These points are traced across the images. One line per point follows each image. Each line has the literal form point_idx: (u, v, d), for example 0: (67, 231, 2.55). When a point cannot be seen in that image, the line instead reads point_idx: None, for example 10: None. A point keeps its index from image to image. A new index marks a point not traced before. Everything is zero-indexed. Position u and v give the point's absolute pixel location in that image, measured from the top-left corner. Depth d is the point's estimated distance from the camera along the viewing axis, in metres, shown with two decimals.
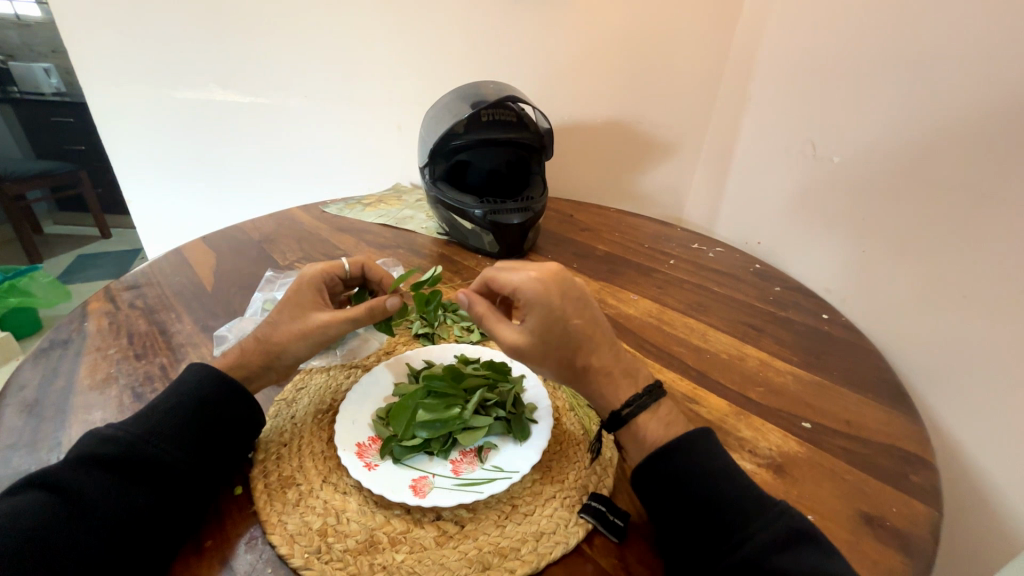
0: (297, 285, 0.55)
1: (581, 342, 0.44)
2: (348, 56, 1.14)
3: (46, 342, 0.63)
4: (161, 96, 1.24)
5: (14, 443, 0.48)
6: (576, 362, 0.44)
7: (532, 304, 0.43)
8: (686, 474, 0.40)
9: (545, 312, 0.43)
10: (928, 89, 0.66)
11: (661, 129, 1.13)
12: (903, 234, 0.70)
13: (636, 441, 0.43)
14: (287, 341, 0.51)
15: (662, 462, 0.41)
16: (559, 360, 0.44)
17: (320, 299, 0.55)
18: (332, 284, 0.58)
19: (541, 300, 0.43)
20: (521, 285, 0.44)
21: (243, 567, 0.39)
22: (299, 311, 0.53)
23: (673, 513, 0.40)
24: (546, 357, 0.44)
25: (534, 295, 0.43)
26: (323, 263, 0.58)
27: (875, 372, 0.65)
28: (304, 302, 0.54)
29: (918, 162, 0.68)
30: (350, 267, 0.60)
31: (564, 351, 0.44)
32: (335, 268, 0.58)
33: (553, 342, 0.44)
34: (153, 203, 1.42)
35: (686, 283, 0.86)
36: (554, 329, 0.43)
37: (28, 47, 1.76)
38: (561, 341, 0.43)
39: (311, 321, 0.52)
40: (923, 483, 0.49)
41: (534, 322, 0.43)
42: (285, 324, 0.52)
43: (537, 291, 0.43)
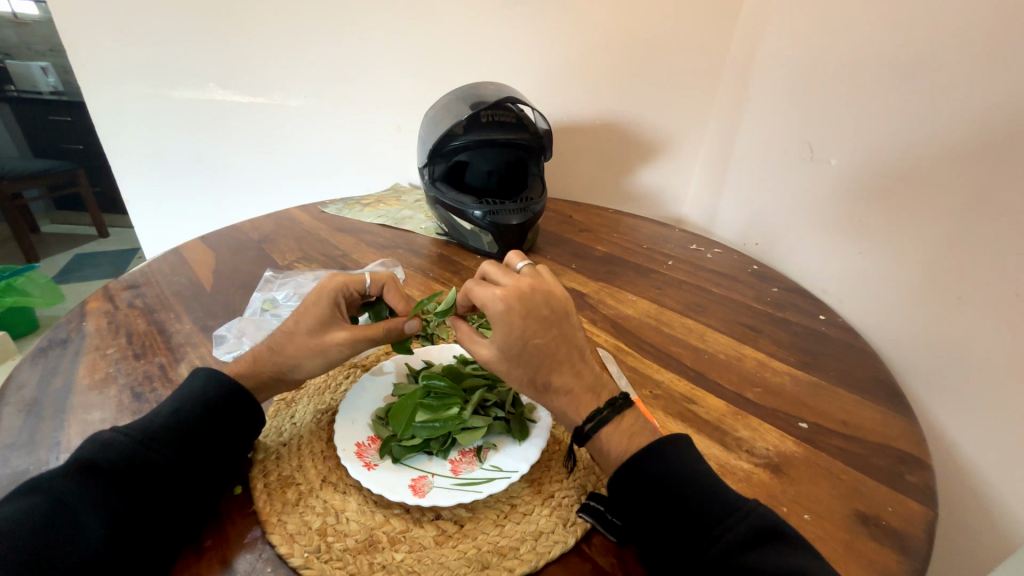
0: (315, 295, 0.52)
1: (543, 360, 0.44)
2: (348, 56, 1.14)
3: (45, 342, 0.63)
4: (159, 95, 1.24)
5: (14, 443, 0.48)
6: (537, 381, 0.45)
7: (496, 322, 0.44)
8: (648, 480, 0.40)
9: (505, 332, 0.44)
10: (922, 93, 0.67)
11: (660, 130, 1.13)
12: (901, 234, 0.71)
13: (602, 454, 0.43)
14: (300, 355, 0.51)
15: (637, 467, 0.41)
16: (521, 378, 0.45)
17: (338, 317, 0.52)
18: (351, 298, 0.54)
19: (502, 321, 0.44)
20: (487, 304, 0.45)
21: (244, 566, 0.39)
22: (316, 327, 0.51)
23: (647, 516, 0.40)
24: (511, 375, 0.45)
25: (498, 316, 0.44)
26: (342, 275, 0.54)
27: (872, 373, 0.66)
28: (320, 320, 0.51)
29: (913, 166, 0.68)
30: (371, 283, 0.55)
31: (527, 369, 0.44)
32: (355, 282, 0.54)
33: (515, 361, 0.44)
34: (151, 202, 1.41)
35: (684, 283, 0.87)
36: (513, 348, 0.44)
37: (24, 45, 1.75)
38: (524, 360, 0.44)
39: (329, 339, 0.50)
40: (918, 483, 0.50)
41: (496, 342, 0.45)
42: (301, 338, 0.51)
43: (500, 311, 0.44)
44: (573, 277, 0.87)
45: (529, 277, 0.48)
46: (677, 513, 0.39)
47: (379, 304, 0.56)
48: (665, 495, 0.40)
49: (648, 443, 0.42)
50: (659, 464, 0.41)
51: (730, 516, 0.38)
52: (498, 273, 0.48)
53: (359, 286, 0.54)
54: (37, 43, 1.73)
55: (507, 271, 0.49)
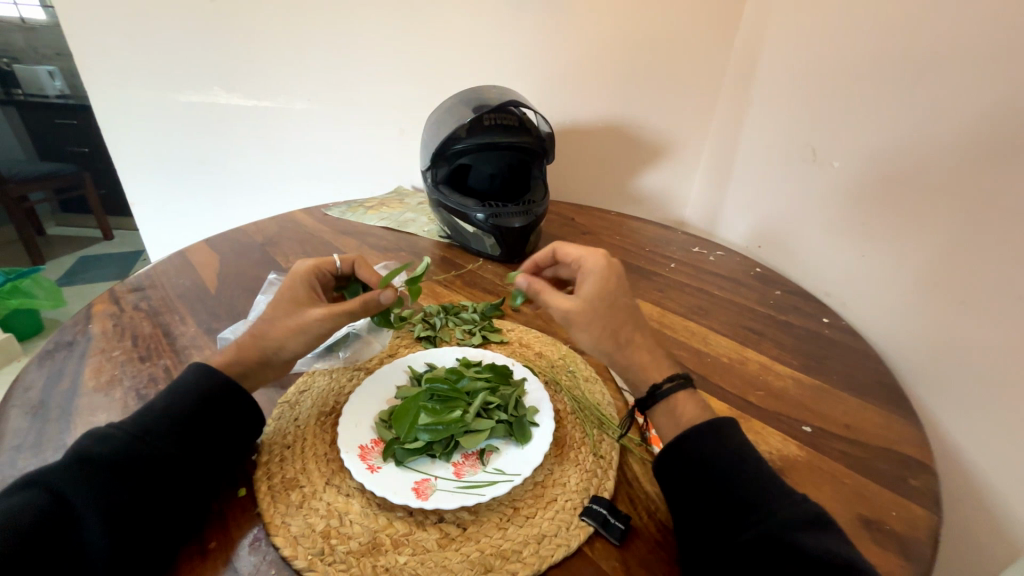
0: (289, 281, 0.56)
1: (623, 317, 0.48)
2: (352, 60, 1.15)
3: (52, 344, 0.64)
4: (165, 99, 1.25)
5: (21, 445, 0.49)
6: (620, 334, 0.48)
7: (595, 274, 0.50)
8: (703, 458, 0.43)
9: (606, 282, 0.49)
10: (925, 96, 0.67)
11: (662, 134, 1.13)
12: (904, 237, 0.70)
13: (670, 418, 0.47)
14: (283, 337, 0.52)
15: (694, 437, 0.44)
16: (603, 328, 0.48)
17: (315, 296, 0.56)
18: (322, 280, 0.59)
19: (603, 272, 0.50)
20: (587, 260, 0.51)
21: (247, 567, 0.40)
22: (293, 307, 0.54)
23: (702, 488, 0.41)
24: (592, 322, 0.48)
25: (599, 267, 0.50)
26: (313, 261, 0.58)
27: (875, 376, 0.66)
28: (298, 300, 0.54)
29: (915, 169, 0.69)
30: (341, 263, 0.60)
31: (610, 322, 0.48)
32: (326, 264, 0.59)
33: (607, 309, 0.48)
34: (156, 205, 1.42)
35: (687, 286, 0.87)
36: (607, 299, 0.48)
37: (31, 49, 1.77)
38: (613, 312, 0.48)
39: (308, 315, 0.52)
40: (923, 488, 0.49)
41: (593, 288, 0.49)
42: (281, 320, 0.53)
43: (601, 265, 0.50)
44: None
45: None
46: (727, 492, 0.41)
47: (353, 281, 0.62)
48: (717, 472, 0.42)
49: (710, 418, 0.45)
50: (714, 440, 0.43)
51: (778, 499, 0.39)
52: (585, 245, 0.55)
53: (330, 266, 0.59)
54: (43, 48, 1.75)
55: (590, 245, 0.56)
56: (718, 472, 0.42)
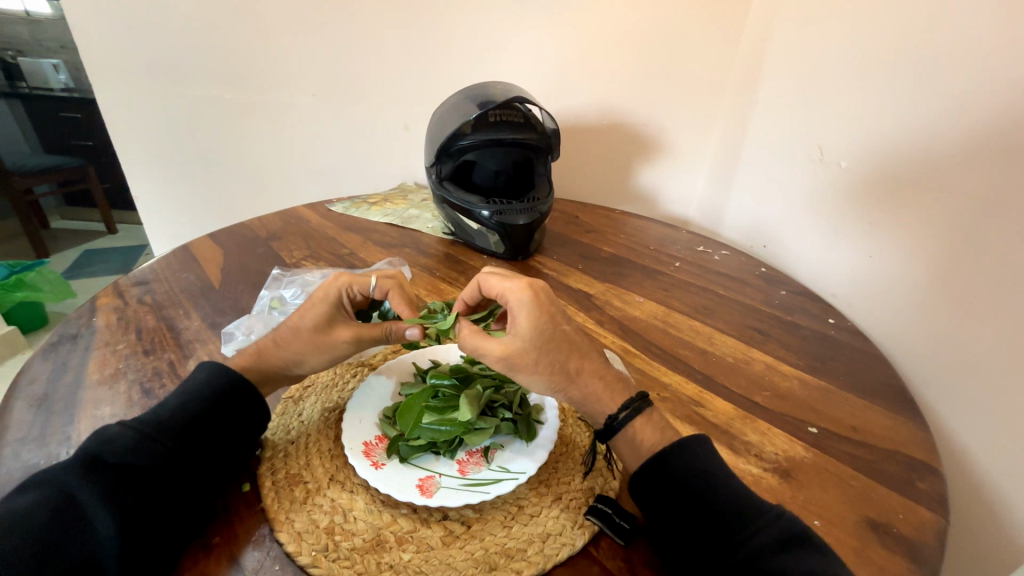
0: (321, 293, 0.53)
1: (566, 348, 0.46)
2: (354, 54, 1.15)
3: (56, 337, 0.64)
4: (167, 92, 1.25)
5: (25, 437, 0.49)
6: (569, 365, 0.46)
7: (522, 307, 0.47)
8: (675, 482, 0.41)
9: (535, 315, 0.47)
10: (932, 95, 0.66)
11: (666, 131, 1.12)
12: (911, 238, 0.70)
13: (632, 447, 0.44)
14: (305, 351, 0.52)
15: (666, 461, 0.42)
16: (549, 366, 0.46)
17: (342, 316, 0.53)
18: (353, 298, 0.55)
19: (531, 303, 0.47)
20: (511, 294, 0.49)
21: (252, 563, 0.39)
22: (320, 325, 0.52)
23: (679, 513, 0.40)
24: (538, 361, 0.46)
25: (525, 297, 0.48)
26: (349, 275, 0.54)
27: (882, 377, 0.65)
28: (324, 317, 0.52)
29: (924, 171, 0.68)
30: (377, 287, 0.55)
31: (556, 355, 0.46)
32: (360, 284, 0.54)
33: (548, 345, 0.46)
34: (157, 198, 1.42)
35: (691, 285, 0.86)
36: (545, 332, 0.46)
37: (37, 42, 1.85)
38: (555, 344, 0.46)
39: (334, 337, 0.52)
40: (930, 491, 0.49)
41: (525, 326, 0.46)
42: (305, 332, 0.52)
43: (526, 297, 0.48)
44: (579, 278, 0.87)
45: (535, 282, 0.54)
46: (701, 516, 0.39)
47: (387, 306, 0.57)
48: (689, 497, 0.40)
49: (680, 437, 0.44)
50: (683, 462, 0.42)
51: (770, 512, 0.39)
52: (507, 274, 0.53)
53: (364, 288, 0.54)
54: (49, 40, 1.83)
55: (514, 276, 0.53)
56: (693, 493, 0.40)
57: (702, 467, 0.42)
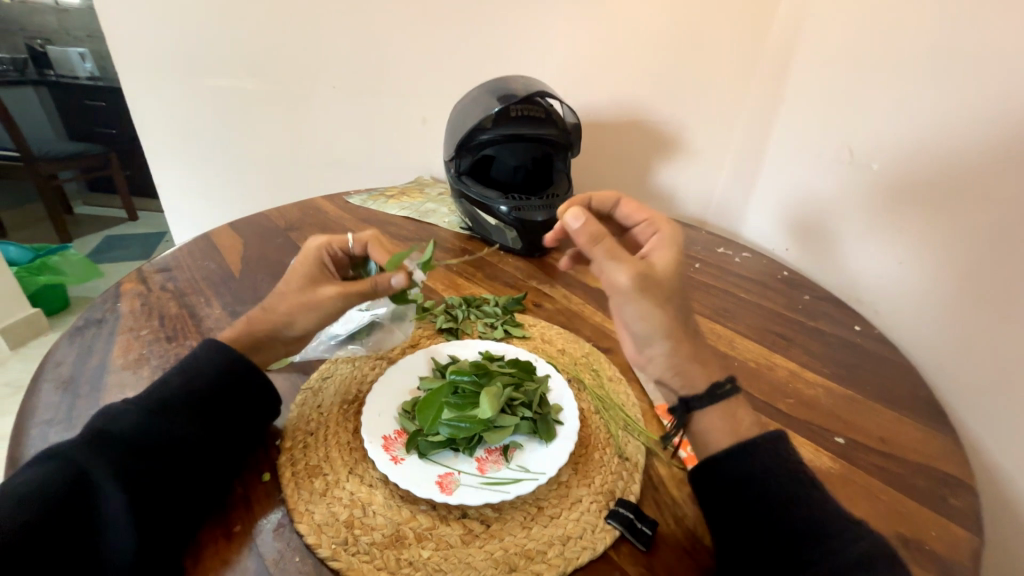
0: (302, 255, 0.54)
1: (685, 301, 0.47)
2: (375, 46, 1.15)
3: (82, 321, 0.65)
4: (191, 82, 1.26)
5: (52, 419, 0.49)
6: (690, 316, 0.47)
7: (671, 250, 0.49)
8: (734, 482, 0.41)
9: (681, 258, 0.48)
10: (976, 97, 0.64)
11: (688, 129, 1.10)
12: (947, 247, 0.67)
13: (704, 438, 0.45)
14: (294, 312, 0.51)
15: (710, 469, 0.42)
16: (673, 307, 0.46)
17: (325, 271, 0.54)
18: (336, 257, 0.56)
19: (676, 248, 0.49)
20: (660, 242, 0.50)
21: (271, 553, 0.39)
22: (307, 283, 0.53)
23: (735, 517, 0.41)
24: (667, 299, 0.45)
25: (672, 243, 0.50)
26: (327, 235, 0.56)
27: (911, 388, 0.63)
28: (309, 274, 0.53)
29: (966, 175, 0.65)
30: (354, 242, 0.57)
31: (680, 303, 0.46)
32: (337, 241, 0.56)
33: (676, 288, 0.46)
34: (178, 187, 1.43)
35: (712, 287, 0.84)
36: (680, 275, 0.47)
37: (64, 31, 1.94)
38: (681, 290, 0.47)
39: (319, 293, 0.52)
40: (964, 508, 0.47)
41: (670, 264, 0.47)
42: (292, 294, 0.52)
43: (673, 244, 0.50)
44: None
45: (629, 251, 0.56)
46: (757, 519, 0.40)
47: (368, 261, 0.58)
48: (746, 498, 0.41)
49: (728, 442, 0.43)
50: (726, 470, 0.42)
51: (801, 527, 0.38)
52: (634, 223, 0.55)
53: (342, 244, 0.56)
54: (76, 29, 1.92)
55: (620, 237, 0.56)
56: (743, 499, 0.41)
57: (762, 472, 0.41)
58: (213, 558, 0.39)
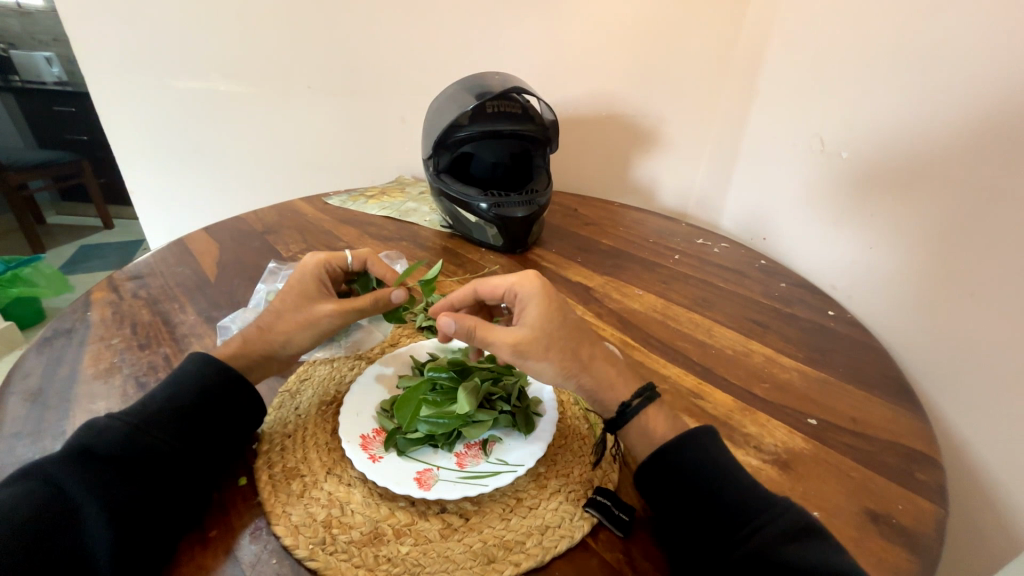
0: (297, 276, 0.54)
1: (575, 334, 0.47)
2: (350, 45, 1.13)
3: (51, 331, 0.63)
4: (161, 85, 1.23)
5: (19, 431, 0.48)
6: (581, 353, 0.46)
7: (531, 300, 0.47)
8: (676, 479, 0.41)
9: (547, 307, 0.47)
10: (929, 86, 0.66)
11: (666, 122, 1.11)
12: (912, 231, 0.69)
13: (643, 436, 0.45)
14: (292, 330, 0.52)
15: (671, 454, 0.42)
16: (562, 352, 0.46)
17: (323, 291, 0.54)
18: (333, 275, 0.57)
19: (543, 294, 0.47)
20: (519, 288, 0.48)
21: (248, 557, 0.39)
22: (304, 300, 0.53)
23: (689, 507, 0.40)
24: (548, 349, 0.46)
25: (534, 290, 0.48)
26: (323, 255, 0.56)
27: (881, 369, 0.65)
28: (307, 293, 0.53)
29: (925, 162, 0.67)
30: (353, 259, 0.59)
31: (566, 341, 0.46)
32: (337, 259, 0.57)
33: (556, 334, 0.46)
34: (152, 192, 1.40)
35: (691, 278, 0.86)
36: (555, 321, 0.46)
37: (29, 35, 1.81)
38: (564, 331, 0.46)
39: (318, 311, 0.52)
40: (929, 482, 0.49)
41: (534, 317, 0.46)
42: (290, 312, 0.52)
43: (534, 289, 0.48)
44: (578, 270, 0.86)
45: None
46: (703, 514, 0.39)
47: (366, 277, 0.60)
48: (704, 486, 0.40)
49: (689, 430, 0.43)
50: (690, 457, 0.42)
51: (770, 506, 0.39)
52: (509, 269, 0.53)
53: (342, 262, 0.57)
54: (41, 33, 1.80)
55: None
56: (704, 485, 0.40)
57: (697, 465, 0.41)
58: (190, 567, 0.39)
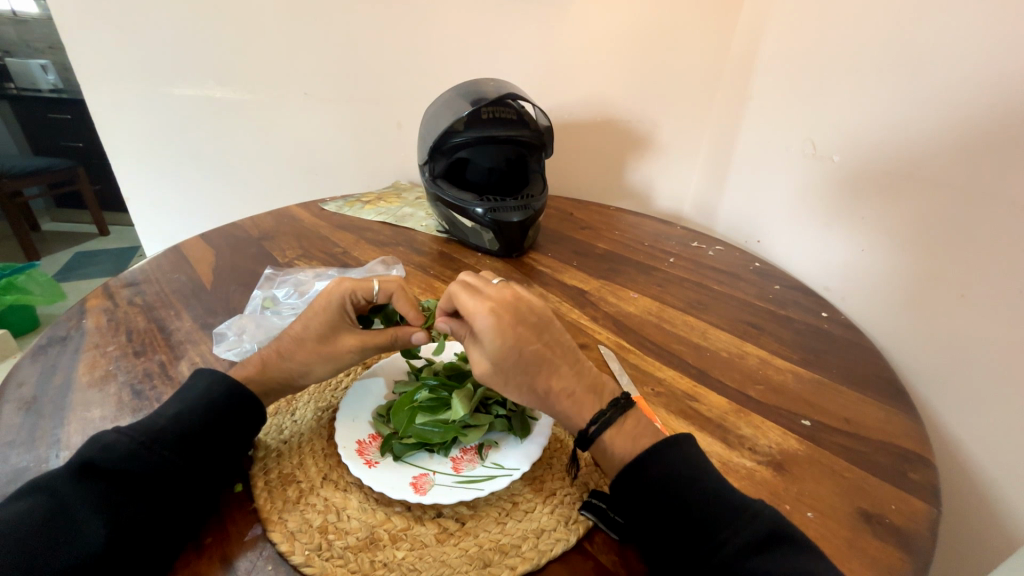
0: (323, 302, 0.52)
1: (534, 369, 0.45)
2: (347, 52, 1.14)
3: (45, 339, 0.63)
4: (157, 92, 1.23)
5: (13, 441, 0.48)
6: (537, 386, 0.45)
7: (489, 335, 0.44)
8: (633, 502, 0.41)
9: (498, 344, 0.43)
10: (918, 92, 0.67)
11: (660, 127, 1.13)
12: (904, 232, 0.70)
13: (606, 458, 0.44)
14: (311, 360, 0.51)
15: (652, 463, 0.42)
16: (518, 386, 0.45)
17: (346, 324, 0.53)
18: (357, 304, 0.54)
19: (494, 331, 0.43)
20: (476, 318, 0.44)
21: (244, 564, 0.39)
22: (327, 333, 0.52)
23: (669, 519, 0.39)
24: (505, 383, 0.45)
25: (486, 325, 0.44)
26: (350, 282, 0.53)
27: (875, 370, 0.66)
28: (330, 327, 0.52)
29: (914, 164, 0.68)
30: (380, 290, 0.54)
31: (523, 377, 0.45)
32: (364, 290, 0.53)
33: (513, 370, 0.44)
34: (147, 198, 1.40)
35: (686, 281, 0.86)
36: (509, 357, 0.44)
37: (24, 44, 1.82)
38: (521, 368, 0.44)
39: (341, 346, 0.52)
40: (922, 481, 0.49)
41: (491, 353, 0.44)
42: (311, 343, 0.52)
43: (491, 323, 0.44)
44: (574, 274, 0.87)
45: (507, 287, 0.49)
46: (686, 525, 0.39)
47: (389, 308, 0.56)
48: (687, 494, 0.40)
49: (653, 444, 0.43)
50: (670, 466, 0.41)
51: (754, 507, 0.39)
52: (478, 286, 0.48)
53: (368, 293, 0.53)
54: (36, 41, 1.80)
55: (484, 281, 0.49)
56: (685, 493, 0.40)
57: (656, 487, 0.41)
58: None
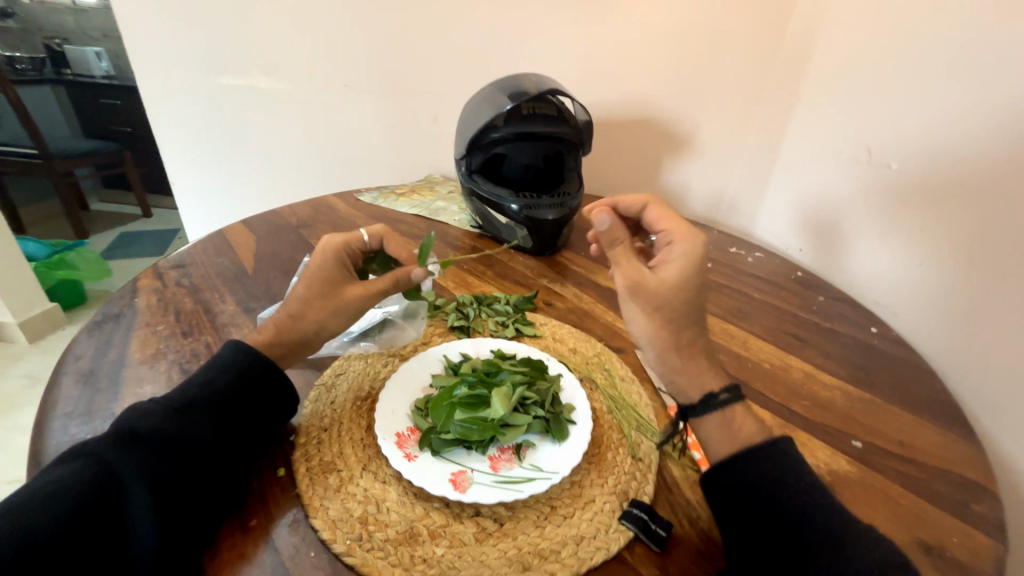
0: (318, 260, 0.54)
1: (695, 312, 0.46)
2: (385, 44, 1.15)
3: (100, 316, 0.66)
4: (203, 80, 1.27)
5: (73, 411, 0.50)
6: (684, 331, 0.45)
7: (694, 263, 0.46)
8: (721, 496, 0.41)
9: (691, 270, 0.46)
10: (997, 99, 0.62)
11: (701, 127, 1.07)
12: (970, 249, 0.65)
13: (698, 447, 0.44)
14: (324, 316, 0.53)
15: (742, 465, 0.41)
16: (666, 319, 0.45)
17: (346, 274, 0.55)
18: (352, 256, 0.57)
19: (694, 259, 0.46)
20: (686, 244, 0.47)
21: (287, 548, 0.40)
22: (330, 286, 0.53)
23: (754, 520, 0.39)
24: (662, 306, 0.45)
25: (692, 251, 0.46)
26: (339, 238, 0.56)
27: (931, 392, 0.62)
28: (332, 278, 0.53)
29: (988, 177, 0.63)
30: (368, 237, 0.58)
31: (679, 315, 0.45)
32: (354, 239, 0.57)
33: (686, 301, 0.45)
34: (191, 183, 1.45)
35: (725, 288, 0.83)
36: (691, 289, 0.45)
37: (81, 31, 2.02)
38: (691, 304, 0.45)
39: (347, 296, 0.53)
40: (987, 515, 0.46)
41: (675, 276, 0.45)
42: (317, 298, 0.53)
43: (697, 253, 0.46)
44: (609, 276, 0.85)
45: None
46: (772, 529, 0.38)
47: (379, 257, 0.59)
48: (774, 501, 0.39)
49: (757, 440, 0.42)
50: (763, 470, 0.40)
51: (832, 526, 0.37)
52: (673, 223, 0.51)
53: (359, 242, 0.57)
54: (92, 29, 2.01)
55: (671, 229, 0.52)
56: (774, 499, 0.39)
57: (744, 487, 0.40)
58: (232, 553, 0.40)
